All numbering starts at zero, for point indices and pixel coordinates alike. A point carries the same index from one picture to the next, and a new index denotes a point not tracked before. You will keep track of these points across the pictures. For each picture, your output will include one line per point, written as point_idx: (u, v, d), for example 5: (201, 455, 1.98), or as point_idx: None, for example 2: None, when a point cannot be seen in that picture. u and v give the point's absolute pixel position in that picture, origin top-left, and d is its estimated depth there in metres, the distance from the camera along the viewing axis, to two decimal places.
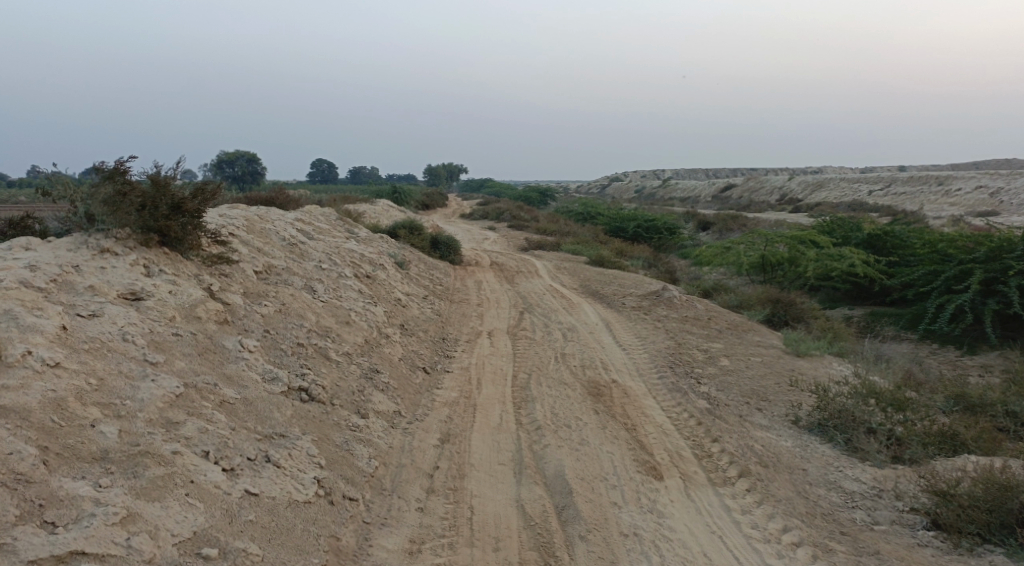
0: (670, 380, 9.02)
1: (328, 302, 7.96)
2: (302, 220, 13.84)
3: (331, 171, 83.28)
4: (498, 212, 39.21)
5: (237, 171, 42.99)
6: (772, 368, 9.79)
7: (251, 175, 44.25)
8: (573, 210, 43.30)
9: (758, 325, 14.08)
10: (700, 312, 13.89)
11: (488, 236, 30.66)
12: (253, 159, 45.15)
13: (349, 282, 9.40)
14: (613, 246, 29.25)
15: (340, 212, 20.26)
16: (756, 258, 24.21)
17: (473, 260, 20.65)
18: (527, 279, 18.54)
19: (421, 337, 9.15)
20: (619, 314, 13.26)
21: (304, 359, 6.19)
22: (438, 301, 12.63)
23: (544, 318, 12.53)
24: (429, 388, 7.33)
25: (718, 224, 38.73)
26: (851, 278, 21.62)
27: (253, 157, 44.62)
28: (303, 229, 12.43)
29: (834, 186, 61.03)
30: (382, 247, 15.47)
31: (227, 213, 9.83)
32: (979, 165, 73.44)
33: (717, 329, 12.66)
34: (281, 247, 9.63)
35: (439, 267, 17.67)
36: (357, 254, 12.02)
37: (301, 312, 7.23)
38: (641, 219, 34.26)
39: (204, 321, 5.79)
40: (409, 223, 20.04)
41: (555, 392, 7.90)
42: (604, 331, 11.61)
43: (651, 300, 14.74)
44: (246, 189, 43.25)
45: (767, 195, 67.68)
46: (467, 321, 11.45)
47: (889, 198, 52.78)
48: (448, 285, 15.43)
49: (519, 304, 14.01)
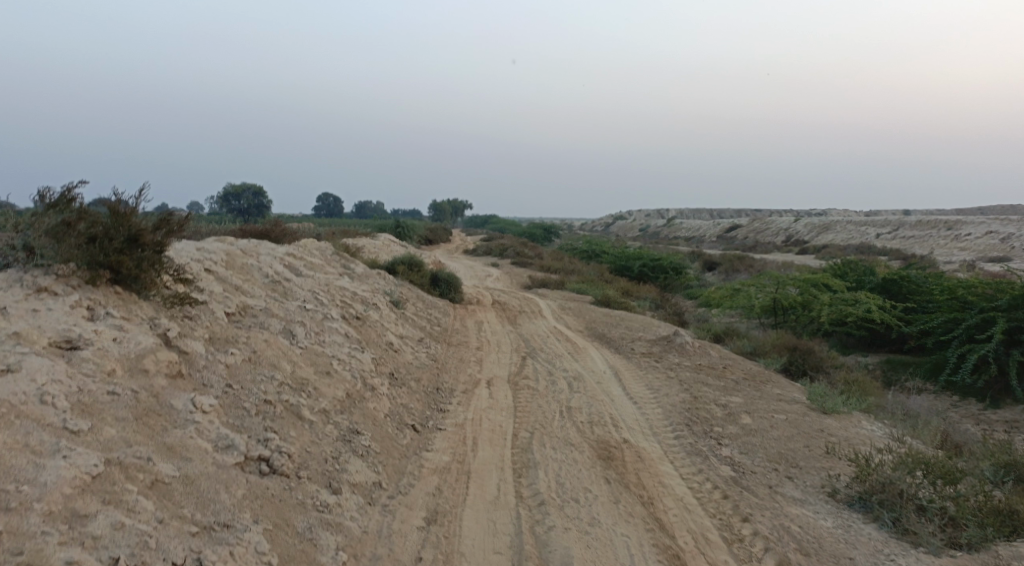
0: (688, 440, 8.11)
1: (307, 349, 7.11)
2: (292, 255, 13.05)
3: (336, 204, 83.00)
4: (501, 248, 38.55)
5: (242, 204, 42.70)
6: (798, 428, 8.89)
7: (255, 208, 43.71)
8: (577, 248, 42.59)
9: (775, 374, 13.15)
10: (714, 360, 13.02)
11: (490, 272, 29.92)
12: (259, 191, 44.66)
13: (335, 323, 8.55)
14: (619, 286, 28.43)
15: (338, 247, 19.52)
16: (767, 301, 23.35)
17: (473, 298, 19.83)
18: (530, 320, 17.69)
19: (412, 387, 8.28)
20: (628, 362, 12.38)
21: (269, 420, 5.30)
22: (434, 345, 11.77)
23: (548, 364, 11.66)
24: (418, 450, 6.44)
25: (725, 265, 38.01)
26: (867, 324, 20.75)
27: (258, 190, 44.34)
28: (292, 264, 11.63)
29: (840, 228, 60.50)
30: (377, 284, 14.65)
31: (205, 246, 9.02)
32: (984, 211, 73.02)
33: (733, 380, 11.76)
34: (262, 285, 8.81)
35: (438, 306, 16.84)
36: (348, 293, 11.20)
37: (274, 362, 6.37)
38: (646, 258, 33.55)
39: (152, 374, 4.94)
40: (409, 258, 19.26)
41: (561, 455, 7.00)
42: (612, 382, 10.72)
43: (661, 346, 13.86)
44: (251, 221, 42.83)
45: (772, 236, 67.01)
46: (464, 368, 10.59)
47: (898, 241, 52.02)
48: (446, 325, 14.58)
49: (521, 347, 13.15)
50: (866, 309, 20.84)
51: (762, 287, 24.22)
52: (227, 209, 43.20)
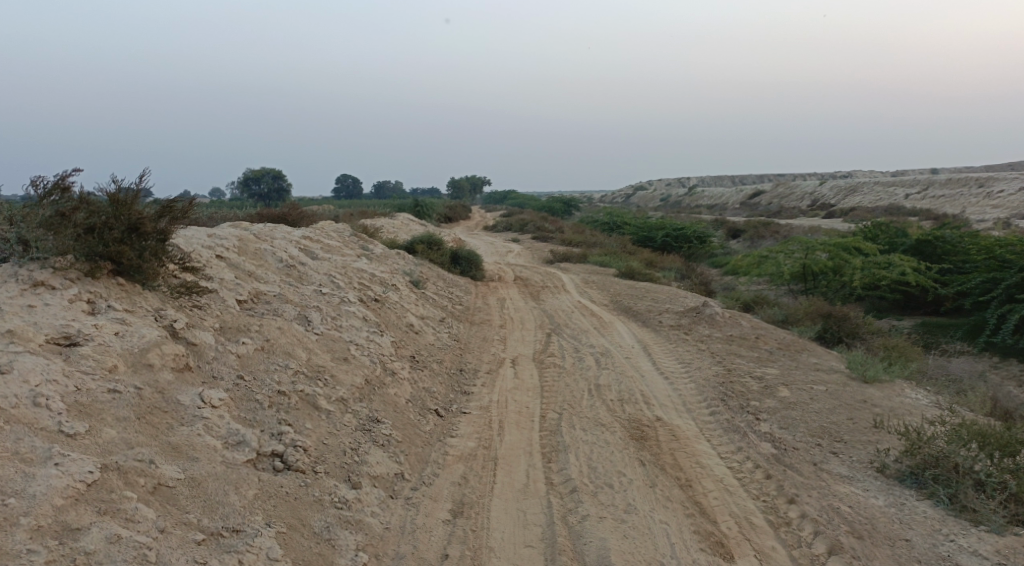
0: (724, 416, 7.75)
1: (323, 335, 6.82)
2: (308, 238, 12.76)
3: (355, 185, 82.83)
4: (521, 223, 38.12)
5: (262, 189, 42.63)
6: (839, 400, 8.50)
7: (275, 192, 43.60)
8: (597, 220, 42.03)
9: (811, 344, 12.78)
10: (746, 331, 12.59)
11: (512, 248, 29.56)
12: (278, 175, 44.52)
13: (352, 306, 8.26)
14: (642, 257, 27.93)
15: (356, 228, 19.25)
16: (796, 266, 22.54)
17: (496, 275, 19.51)
18: (553, 295, 17.33)
19: (435, 370, 7.99)
20: (657, 335, 12.01)
21: (283, 413, 5.01)
22: (456, 324, 11.47)
23: (574, 340, 11.32)
24: (442, 437, 6.15)
25: (750, 232, 37.30)
26: (901, 287, 20.18)
27: (278, 174, 44.20)
28: (308, 247, 11.35)
29: (867, 190, 59.23)
30: (397, 265, 14.37)
31: (216, 232, 8.74)
32: (1016, 166, 71.08)
33: (767, 351, 11.35)
34: (276, 270, 8.53)
35: (459, 284, 16.52)
36: (365, 274, 10.91)
37: (288, 350, 6.08)
38: (669, 228, 32.97)
39: (157, 369, 4.67)
40: (428, 237, 18.93)
41: (591, 437, 6.67)
42: (641, 356, 10.37)
43: (690, 317, 13.45)
44: (272, 206, 42.78)
45: (796, 201, 65.80)
46: (488, 347, 10.29)
47: (927, 201, 50.76)
48: (468, 304, 14.27)
49: (546, 324, 12.82)
50: (900, 272, 20.33)
51: (790, 253, 23.61)
52: (247, 194, 43.17)
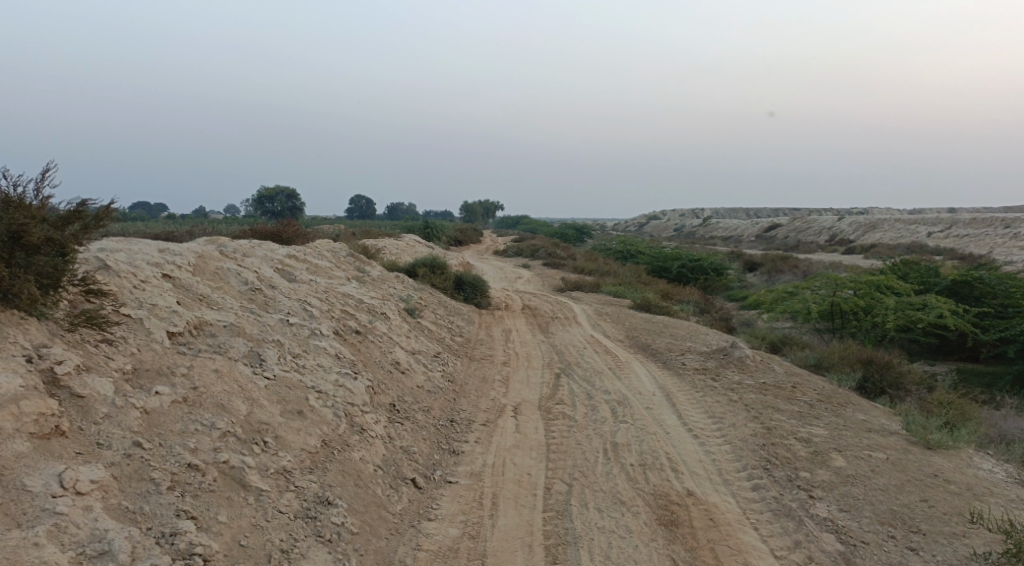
0: (769, 494, 6.34)
1: (276, 380, 5.42)
2: (294, 257, 11.44)
3: (368, 206, 81.88)
4: (533, 249, 36.84)
5: (275, 207, 41.68)
6: (905, 475, 7.07)
7: (290, 212, 42.66)
8: (611, 248, 40.68)
9: (853, 395, 11.38)
10: (781, 379, 11.16)
11: (522, 275, 28.21)
12: (293, 193, 43.56)
13: (322, 341, 6.84)
14: (658, 288, 26.48)
15: (354, 248, 17.93)
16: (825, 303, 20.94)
17: (502, 303, 18.17)
18: (564, 328, 15.93)
19: (420, 422, 6.60)
20: (680, 380, 10.59)
21: (187, 504, 3.78)
22: (453, 361, 10.09)
23: (586, 383, 9.92)
24: (415, 520, 4.76)
25: (769, 266, 35.85)
26: (938, 331, 18.80)
27: (292, 192, 43.28)
28: (288, 267, 10.02)
29: (889, 226, 57.62)
30: (392, 289, 13.07)
31: (170, 245, 7.39)
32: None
33: (807, 405, 9.94)
34: (237, 293, 7.14)
35: (461, 313, 15.16)
36: (351, 299, 9.55)
37: (223, 402, 4.68)
38: (686, 258, 31.58)
39: (7, 441, 3.51)
40: (431, 260, 17.59)
41: (607, 523, 5.23)
42: (664, 407, 8.96)
43: (717, 360, 12.02)
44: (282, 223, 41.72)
45: (814, 235, 64.31)
46: (487, 389, 8.92)
47: (952, 240, 49.18)
48: (469, 336, 12.89)
49: (554, 362, 11.42)
50: (938, 315, 19.00)
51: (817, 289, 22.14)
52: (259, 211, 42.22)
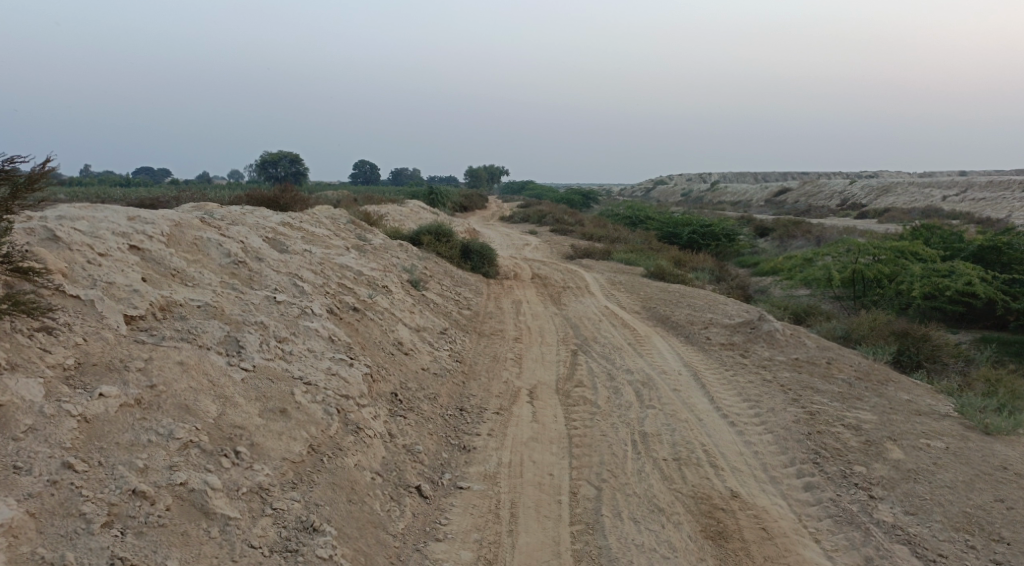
0: (823, 495, 5.58)
1: (255, 372, 4.57)
2: (289, 224, 10.60)
3: (372, 172, 80.80)
4: (540, 215, 35.88)
5: (277, 173, 40.80)
6: (973, 469, 6.27)
7: (294, 178, 41.83)
8: (618, 213, 39.68)
9: (891, 372, 10.55)
10: (814, 356, 10.34)
11: (529, 242, 27.33)
12: (296, 160, 42.67)
13: (314, 322, 5.97)
14: (670, 255, 25.57)
15: (355, 215, 17.06)
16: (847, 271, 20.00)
17: (510, 272, 17.34)
18: (576, 299, 15.10)
19: (427, 413, 5.81)
20: (706, 357, 9.79)
21: (123, 548, 3.20)
22: (461, 338, 9.28)
23: (605, 361, 9.11)
24: (419, 543, 4.09)
25: (781, 231, 34.89)
26: (965, 298, 17.87)
27: (294, 158, 42.39)
28: (280, 237, 9.19)
29: (901, 190, 56.38)
30: (394, 259, 12.26)
31: (143, 212, 6.53)
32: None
33: (846, 385, 9.14)
34: (217, 266, 6.25)
35: (468, 283, 14.33)
36: (349, 271, 8.71)
37: (185, 405, 3.92)
38: (697, 224, 30.63)
39: None
40: (436, 227, 16.71)
41: (645, 539, 4.47)
42: (693, 389, 8.17)
43: (743, 334, 11.18)
44: None
45: (824, 199, 63.06)
46: (498, 370, 8.13)
47: (967, 204, 47.99)
48: (477, 309, 12.09)
49: (569, 337, 10.61)
50: (965, 282, 18.05)
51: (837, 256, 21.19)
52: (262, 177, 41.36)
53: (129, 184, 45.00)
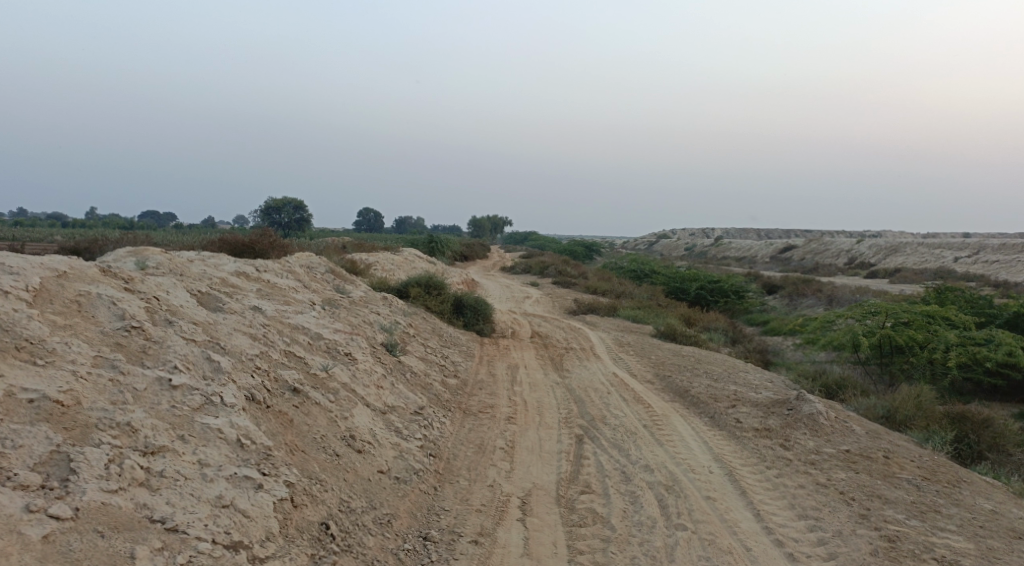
0: None
1: (77, 523, 3.38)
2: (245, 273, 8.94)
3: (377, 220, 80.08)
4: (542, 266, 34.37)
5: (282, 219, 39.64)
6: None
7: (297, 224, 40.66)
8: (623, 266, 38.17)
9: (959, 468, 8.83)
10: (867, 448, 8.58)
11: (529, 294, 25.75)
12: (300, 206, 41.40)
13: (220, 418, 4.30)
14: (679, 312, 23.95)
15: (339, 263, 15.42)
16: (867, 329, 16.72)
17: (507, 329, 15.72)
18: (580, 363, 13.45)
19: (372, 555, 4.20)
20: (738, 450, 8.09)
21: None
22: (442, 418, 7.59)
23: (618, 453, 7.41)
24: None
25: (790, 288, 33.33)
26: (1005, 370, 15.62)
27: (299, 204, 41.14)
28: (228, 290, 7.62)
29: (910, 249, 54.95)
30: (372, 316, 10.70)
31: (12, 257, 4.91)
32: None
33: (915, 492, 7.45)
34: (97, 335, 4.51)
35: (459, 344, 12.65)
36: (304, 333, 7.02)
37: None
38: (705, 279, 29.06)
39: None
40: (426, 279, 15.07)
41: None
42: (731, 498, 6.49)
43: (779, 417, 9.42)
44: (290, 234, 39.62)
45: (832, 256, 61.53)
46: (485, 464, 6.47)
47: (980, 265, 46.36)
48: (466, 376, 10.38)
49: (574, 415, 8.93)
50: (1007, 352, 15.73)
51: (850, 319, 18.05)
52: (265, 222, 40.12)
53: (126, 226, 43.87)
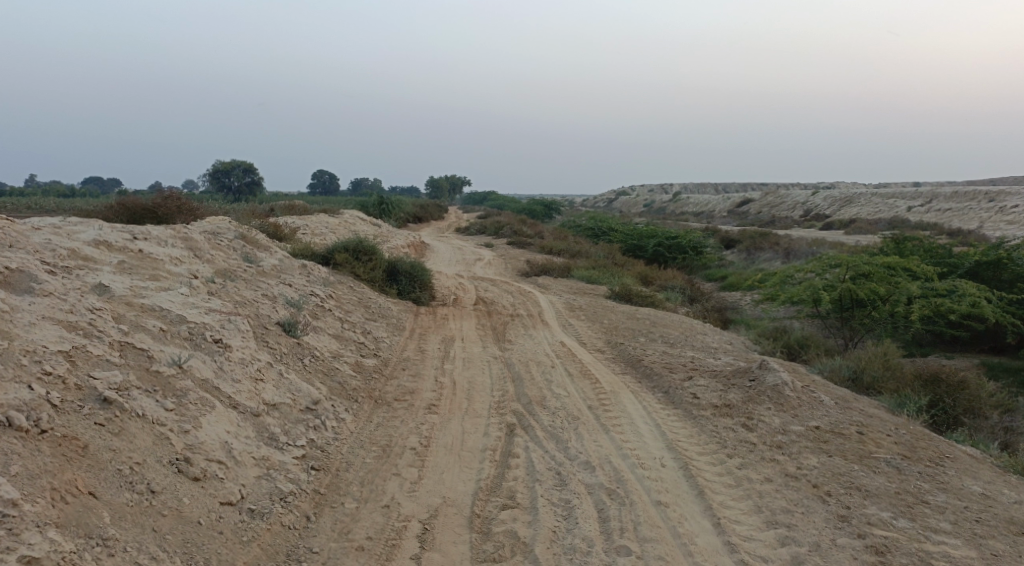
0: None
1: None
2: (107, 243, 7.45)
3: (332, 182, 77.63)
4: (497, 226, 33.02)
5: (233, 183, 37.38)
6: None
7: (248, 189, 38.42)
8: (581, 224, 36.91)
9: (941, 440, 7.86)
10: (840, 424, 7.53)
11: (481, 256, 24.42)
12: (252, 169, 39.05)
13: None
14: (636, 271, 22.87)
15: (258, 228, 13.86)
16: (827, 281, 14.93)
17: (447, 295, 14.43)
18: (523, 331, 12.24)
19: None
20: (694, 434, 6.98)
21: None
22: (344, 411, 6.29)
23: (554, 447, 6.24)
24: None
25: (747, 242, 32.49)
26: (968, 323, 14.35)
27: (250, 167, 38.76)
28: (70, 267, 6.20)
29: (865, 200, 54.75)
30: (278, 287, 9.31)
31: None
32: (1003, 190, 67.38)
33: (897, 478, 6.43)
34: None
35: (388, 316, 11.33)
36: (159, 318, 5.64)
37: None
38: (662, 235, 28.01)
39: None
40: (355, 244, 13.64)
41: None
42: (685, 503, 5.39)
43: (740, 390, 8.32)
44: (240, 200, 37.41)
45: (788, 209, 61.13)
46: (384, 473, 5.21)
47: (933, 215, 46.21)
48: (388, 354, 9.08)
49: (508, 398, 7.71)
50: (970, 304, 14.32)
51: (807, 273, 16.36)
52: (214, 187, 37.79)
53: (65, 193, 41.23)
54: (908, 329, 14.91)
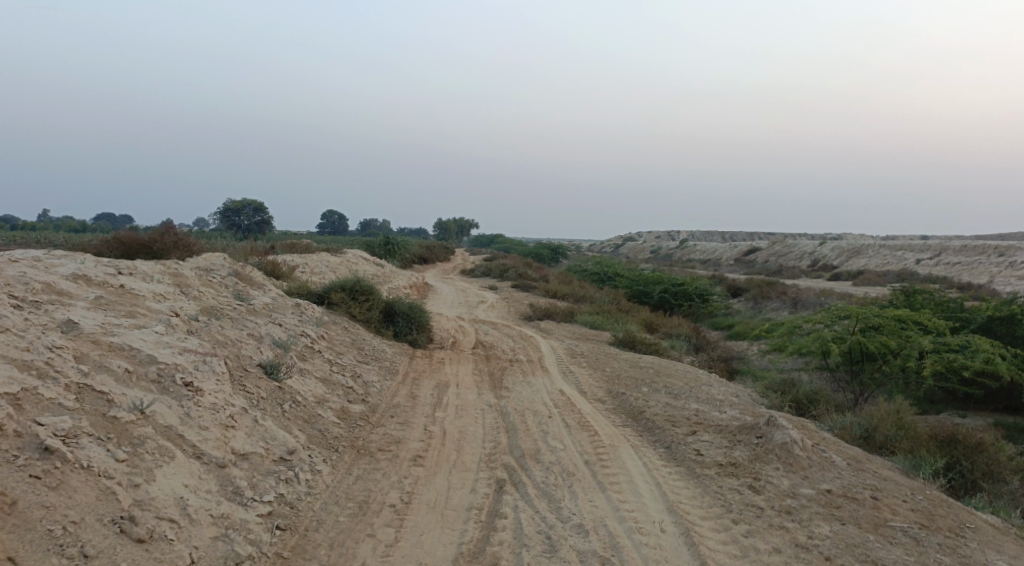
0: None
1: None
2: (86, 277, 7.15)
3: (341, 222, 77.88)
4: (502, 268, 32.75)
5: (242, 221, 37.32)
6: None
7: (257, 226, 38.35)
8: (587, 269, 36.61)
9: (960, 508, 7.36)
10: (853, 487, 7.06)
11: (485, 298, 24.08)
12: (262, 207, 39.06)
13: None
14: (641, 317, 22.47)
15: (255, 265, 13.57)
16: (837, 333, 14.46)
17: (445, 339, 14.05)
18: (521, 378, 11.84)
19: None
20: (697, 495, 6.54)
21: None
22: (322, 462, 5.89)
23: (546, 507, 5.81)
24: None
25: (754, 291, 32.10)
26: (983, 380, 13.84)
27: (260, 205, 38.77)
28: (41, 301, 5.88)
29: (873, 251, 54.43)
30: (267, 327, 8.97)
31: None
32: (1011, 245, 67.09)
33: (915, 550, 5.96)
34: None
35: (381, 359, 10.96)
36: (128, 358, 5.29)
37: None
38: (669, 282, 27.65)
39: None
40: (352, 283, 13.32)
41: None
42: None
43: (746, 447, 7.87)
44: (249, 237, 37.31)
45: (795, 258, 60.83)
46: (357, 533, 4.79)
47: (942, 268, 45.80)
48: (378, 399, 8.69)
49: (500, 451, 7.28)
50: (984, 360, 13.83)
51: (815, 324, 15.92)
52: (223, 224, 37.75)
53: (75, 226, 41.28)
54: (920, 384, 14.41)
